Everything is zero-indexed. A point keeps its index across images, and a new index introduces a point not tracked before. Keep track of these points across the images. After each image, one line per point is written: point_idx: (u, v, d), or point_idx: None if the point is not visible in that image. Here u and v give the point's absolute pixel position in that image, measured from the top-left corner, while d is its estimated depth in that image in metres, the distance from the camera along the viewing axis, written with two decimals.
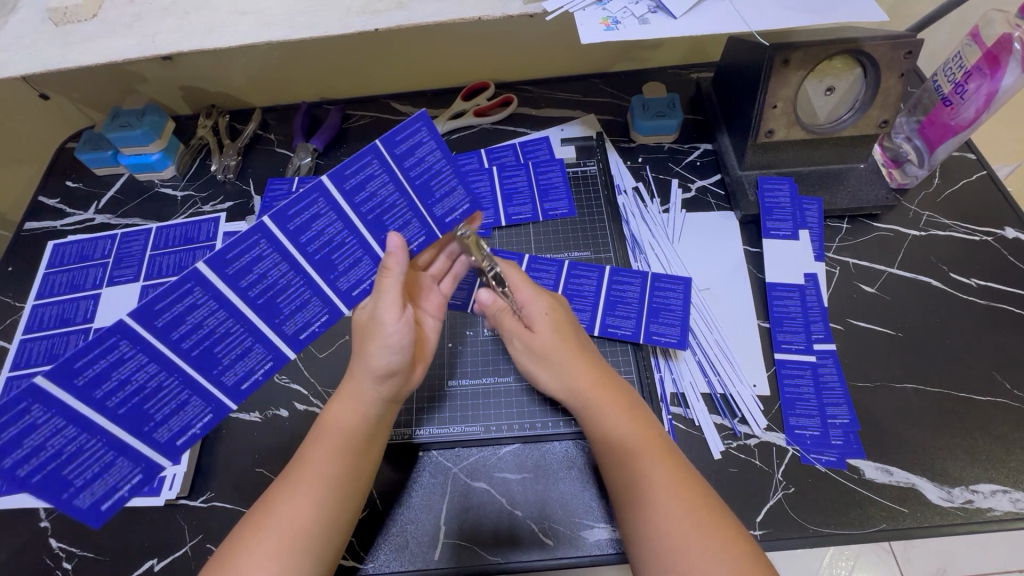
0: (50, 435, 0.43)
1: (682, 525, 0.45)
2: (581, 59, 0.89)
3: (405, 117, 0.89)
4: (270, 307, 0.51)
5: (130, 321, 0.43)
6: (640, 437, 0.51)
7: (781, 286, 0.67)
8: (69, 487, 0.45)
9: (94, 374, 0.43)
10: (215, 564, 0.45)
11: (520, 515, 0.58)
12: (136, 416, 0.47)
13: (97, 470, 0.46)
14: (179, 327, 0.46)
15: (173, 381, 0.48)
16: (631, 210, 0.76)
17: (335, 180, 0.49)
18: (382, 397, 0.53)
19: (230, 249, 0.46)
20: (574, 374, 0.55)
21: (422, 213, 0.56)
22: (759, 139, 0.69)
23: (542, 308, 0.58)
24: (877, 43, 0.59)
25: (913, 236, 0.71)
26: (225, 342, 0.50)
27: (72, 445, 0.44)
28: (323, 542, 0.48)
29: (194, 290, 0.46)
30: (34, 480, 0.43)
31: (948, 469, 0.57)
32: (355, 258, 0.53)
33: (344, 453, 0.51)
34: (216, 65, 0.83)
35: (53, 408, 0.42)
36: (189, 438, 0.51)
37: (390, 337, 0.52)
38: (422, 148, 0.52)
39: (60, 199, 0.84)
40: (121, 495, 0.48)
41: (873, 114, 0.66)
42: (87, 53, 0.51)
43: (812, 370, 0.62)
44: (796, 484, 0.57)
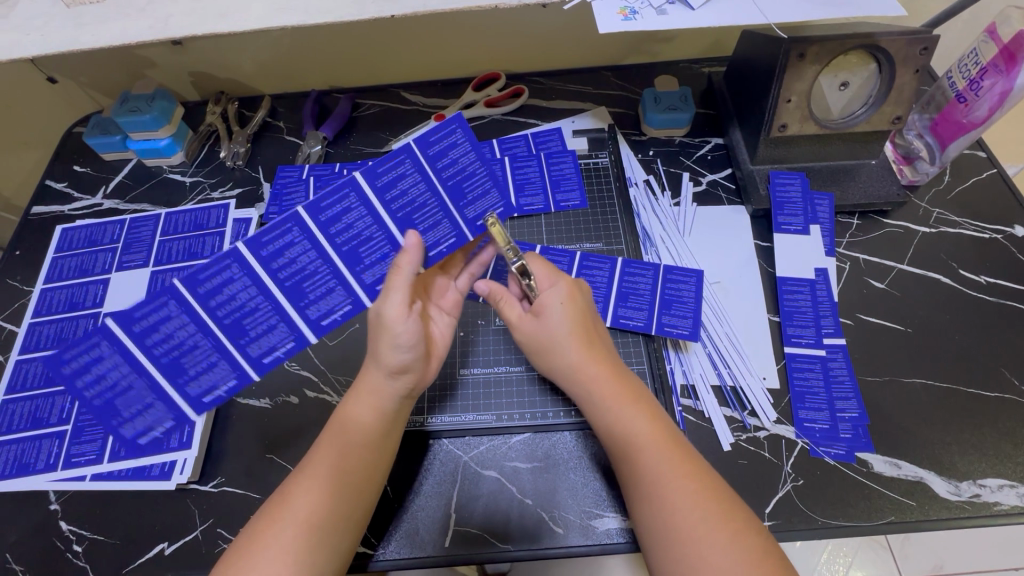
0: (111, 368, 0.53)
1: (687, 516, 0.45)
2: (594, 51, 0.88)
3: (415, 106, 0.89)
4: (297, 291, 0.52)
5: (179, 285, 0.50)
6: (647, 427, 0.51)
7: (792, 281, 0.67)
8: (118, 417, 0.55)
9: (146, 326, 0.51)
10: (232, 559, 0.46)
11: (530, 504, 0.58)
12: (173, 368, 0.53)
13: (138, 408, 0.55)
14: (215, 297, 0.51)
15: (205, 344, 0.53)
16: (642, 203, 0.76)
17: (367, 177, 0.50)
18: (399, 392, 0.53)
19: (265, 233, 0.49)
20: (579, 364, 0.54)
21: (454, 214, 0.55)
22: (772, 134, 0.69)
23: (559, 296, 0.56)
24: (893, 38, 0.60)
25: (923, 233, 0.72)
26: (254, 317, 0.52)
27: (123, 381, 0.53)
28: (336, 537, 0.48)
29: (232, 266, 0.50)
30: (95, 403, 0.54)
31: (956, 464, 0.57)
32: (381, 253, 0.53)
33: (359, 448, 0.51)
34: (226, 50, 0.83)
35: (114, 347, 0.52)
36: (213, 398, 0.55)
37: (400, 335, 0.50)
38: (457, 150, 0.52)
39: (67, 183, 0.83)
40: (154, 432, 0.57)
41: (886, 110, 0.66)
42: (100, 36, 0.50)
43: (822, 363, 0.62)
44: (804, 476, 0.57)
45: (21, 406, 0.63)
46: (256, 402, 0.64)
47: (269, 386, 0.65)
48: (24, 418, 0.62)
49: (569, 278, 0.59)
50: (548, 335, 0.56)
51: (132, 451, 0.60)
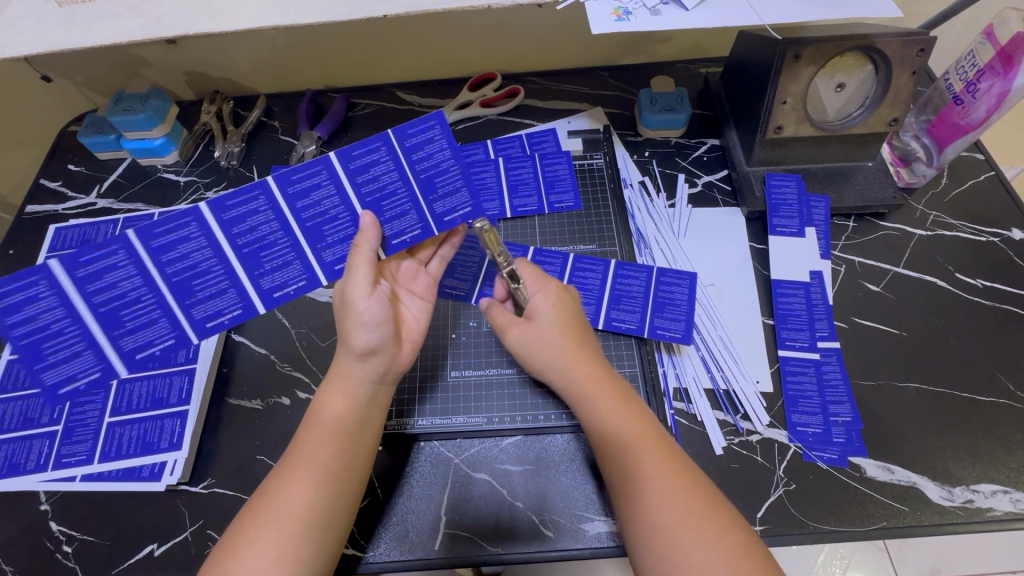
0: (43, 311, 0.47)
1: (675, 518, 0.45)
2: (590, 50, 0.88)
3: (410, 106, 0.88)
4: (254, 259, 0.51)
5: (131, 233, 0.46)
6: (636, 425, 0.51)
7: (786, 283, 0.67)
8: (42, 361, 0.49)
9: (90, 272, 0.47)
10: (219, 556, 0.46)
11: (521, 506, 0.58)
12: (111, 319, 0.49)
13: (66, 355, 0.49)
14: (167, 253, 0.48)
15: (150, 299, 0.49)
16: (637, 204, 0.76)
17: (341, 158, 0.51)
18: (369, 377, 0.53)
19: (230, 197, 0.49)
20: (569, 365, 0.54)
21: (422, 207, 0.55)
22: (768, 135, 0.69)
23: (550, 300, 0.57)
24: (890, 39, 0.59)
25: (920, 235, 0.71)
26: (205, 279, 0.50)
27: (55, 325, 0.48)
28: (322, 532, 0.48)
29: (190, 225, 0.48)
30: (20, 344, 0.47)
31: (949, 469, 0.57)
32: (345, 234, 0.53)
33: (336, 439, 0.51)
34: (220, 50, 0.82)
35: (53, 290, 0.46)
36: (148, 355, 0.51)
37: (364, 314, 0.51)
38: (433, 146, 0.53)
39: (62, 182, 0.83)
40: (76, 385, 0.50)
41: (883, 112, 0.66)
42: (91, 36, 0.50)
43: (816, 367, 0.62)
44: (797, 481, 0.57)
45: (10, 406, 0.63)
46: (248, 402, 0.64)
47: (260, 387, 0.65)
48: (15, 418, 0.62)
49: (559, 283, 0.60)
50: (539, 338, 0.56)
51: (122, 452, 0.60)
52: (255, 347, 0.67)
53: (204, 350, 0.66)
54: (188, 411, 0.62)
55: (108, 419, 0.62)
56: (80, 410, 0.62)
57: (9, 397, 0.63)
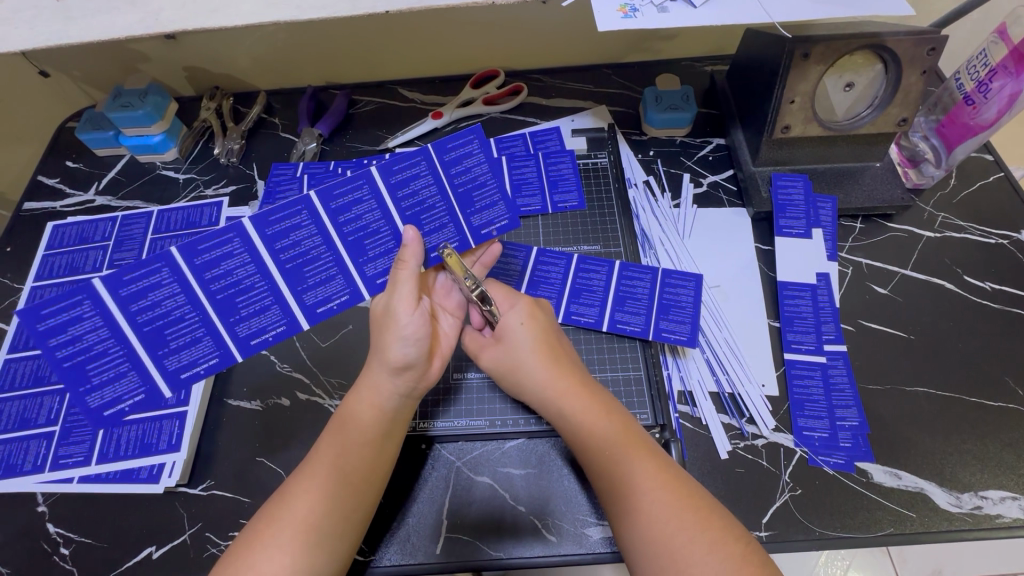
0: (87, 331, 0.47)
1: (664, 528, 0.44)
2: (595, 47, 0.87)
3: (412, 103, 0.87)
4: (297, 274, 0.51)
5: (175, 251, 0.47)
6: (618, 436, 0.50)
7: (792, 285, 0.66)
8: (86, 384, 0.49)
9: (135, 290, 0.47)
10: (232, 555, 0.45)
11: (523, 511, 0.57)
12: (155, 338, 0.49)
13: (110, 376, 0.49)
14: (211, 270, 0.49)
15: (193, 318, 0.50)
16: (641, 204, 0.75)
17: (383, 172, 0.51)
18: (400, 390, 0.52)
19: (274, 211, 0.48)
20: (544, 382, 0.53)
21: (461, 220, 0.56)
22: (775, 135, 0.68)
23: (520, 316, 0.56)
24: (900, 38, 0.58)
25: (928, 238, 0.70)
26: (248, 297, 0.50)
27: (99, 346, 0.48)
28: (337, 538, 0.47)
29: (233, 240, 0.48)
30: (64, 365, 0.47)
31: (957, 475, 0.56)
32: (386, 247, 0.53)
33: (359, 446, 0.50)
34: (220, 45, 0.81)
35: (98, 308, 0.46)
36: (193, 375, 0.52)
37: (405, 329, 0.50)
38: (471, 161, 0.54)
39: (60, 179, 0.82)
40: (121, 408, 0.51)
41: (892, 112, 0.65)
42: (89, 30, 0.49)
43: (822, 370, 0.61)
44: (803, 486, 0.56)
45: (8, 406, 0.62)
46: (248, 403, 0.63)
47: (259, 388, 0.64)
48: (13, 418, 0.61)
49: (529, 298, 0.59)
50: (513, 355, 0.55)
51: (120, 454, 0.59)
52: None
53: None
54: (187, 412, 0.61)
55: None
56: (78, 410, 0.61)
57: (6, 396, 0.62)
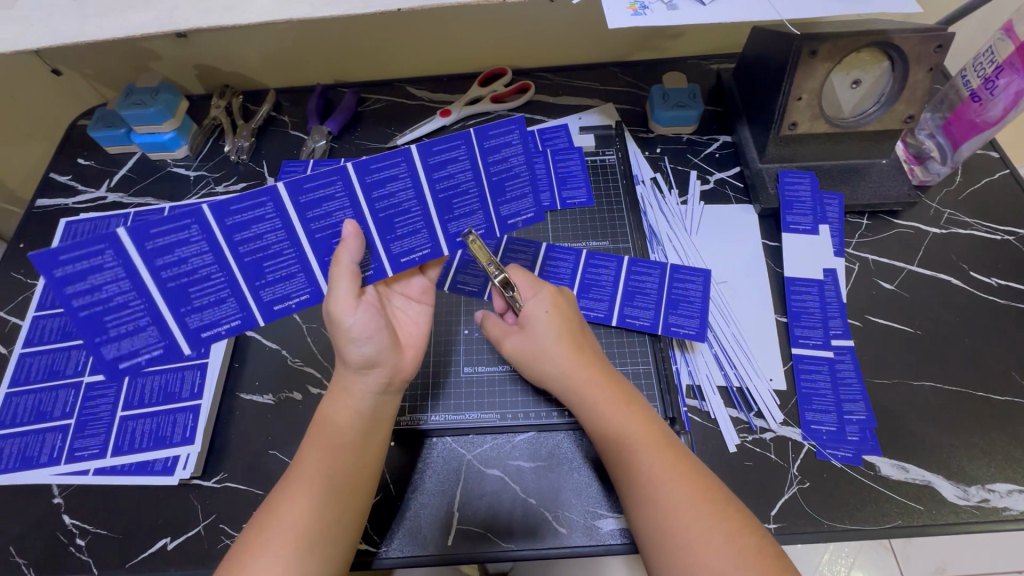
0: (108, 282, 0.46)
1: (679, 516, 0.45)
2: (602, 46, 0.87)
3: (420, 101, 0.88)
4: (324, 245, 0.52)
5: (205, 210, 0.45)
6: (640, 428, 0.50)
7: (800, 281, 0.67)
8: (103, 334, 0.49)
9: (161, 245, 0.46)
10: (225, 568, 0.46)
11: (534, 503, 0.58)
12: (179, 295, 0.49)
13: (128, 329, 0.49)
14: (240, 233, 0.48)
15: (218, 277, 0.50)
16: (649, 201, 0.75)
17: (421, 152, 0.49)
18: (373, 388, 0.53)
19: (310, 180, 0.48)
20: (568, 371, 0.54)
21: (490, 209, 0.55)
22: (782, 132, 0.69)
23: (544, 305, 0.57)
24: (907, 35, 0.59)
25: (934, 234, 0.71)
26: (275, 262, 0.51)
27: (120, 298, 0.47)
28: (330, 542, 0.48)
29: (266, 205, 0.47)
30: (81, 314, 0.46)
31: (964, 468, 0.56)
32: (414, 227, 0.54)
33: (342, 449, 0.51)
34: (231, 43, 0.82)
35: (120, 260, 0.45)
36: (213, 334, 0.53)
37: (353, 329, 0.51)
38: (509, 150, 0.52)
39: (72, 176, 0.83)
40: (138, 361, 0.51)
41: (898, 109, 0.66)
42: (106, 28, 0.50)
43: (830, 365, 0.62)
44: (811, 479, 0.56)
45: (23, 400, 0.63)
46: (260, 397, 0.64)
47: (271, 383, 0.65)
48: (29, 411, 0.62)
49: (553, 286, 0.59)
50: (535, 344, 0.56)
51: (134, 446, 0.60)
52: (266, 342, 0.67)
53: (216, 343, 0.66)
54: (199, 405, 0.62)
55: (121, 412, 0.62)
56: (93, 403, 0.62)
57: (22, 390, 0.63)
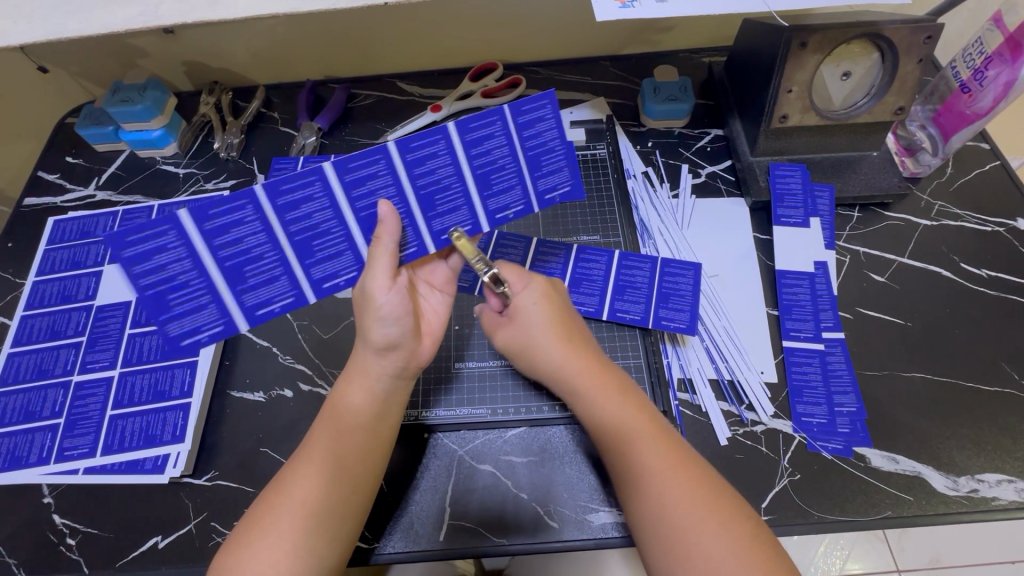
0: (172, 261, 0.47)
1: (673, 503, 0.45)
2: (592, 40, 0.87)
3: (410, 97, 0.88)
4: (371, 223, 0.52)
5: (257, 188, 0.46)
6: (633, 418, 0.51)
7: (791, 274, 0.67)
8: (166, 312, 0.50)
9: (218, 226, 0.47)
10: (234, 543, 0.47)
11: (525, 498, 0.58)
12: (235, 274, 0.50)
13: (190, 307, 0.50)
14: (291, 213, 0.48)
15: (272, 256, 0.50)
16: (640, 194, 0.75)
17: (400, 147, 0.49)
18: (388, 371, 0.53)
19: (353, 158, 0.48)
20: (560, 361, 0.54)
21: (476, 203, 0.55)
22: (772, 125, 0.69)
23: (534, 295, 0.56)
24: (897, 26, 0.58)
25: (924, 226, 0.71)
26: (258, 266, 0.50)
27: (181, 277, 0.48)
28: (337, 523, 0.49)
29: (314, 184, 0.48)
30: (147, 292, 0.48)
31: (954, 458, 0.57)
32: (455, 204, 0.54)
33: (352, 430, 0.52)
34: (219, 39, 0.81)
35: (182, 240, 0.46)
36: (267, 311, 0.53)
37: (383, 308, 0.51)
38: (542, 124, 0.52)
39: (60, 174, 0.83)
40: (199, 338, 0.52)
41: (889, 101, 0.65)
42: (88, 24, 0.49)
43: (821, 358, 0.62)
44: (802, 471, 0.57)
45: (12, 400, 0.62)
46: (251, 395, 0.64)
47: (262, 380, 0.64)
48: (17, 411, 0.61)
49: (544, 276, 0.59)
50: (526, 335, 0.55)
51: (124, 445, 0.60)
52: (256, 339, 0.67)
53: None
54: (190, 403, 0.62)
55: (110, 411, 0.61)
56: (83, 402, 0.62)
57: (11, 389, 0.63)
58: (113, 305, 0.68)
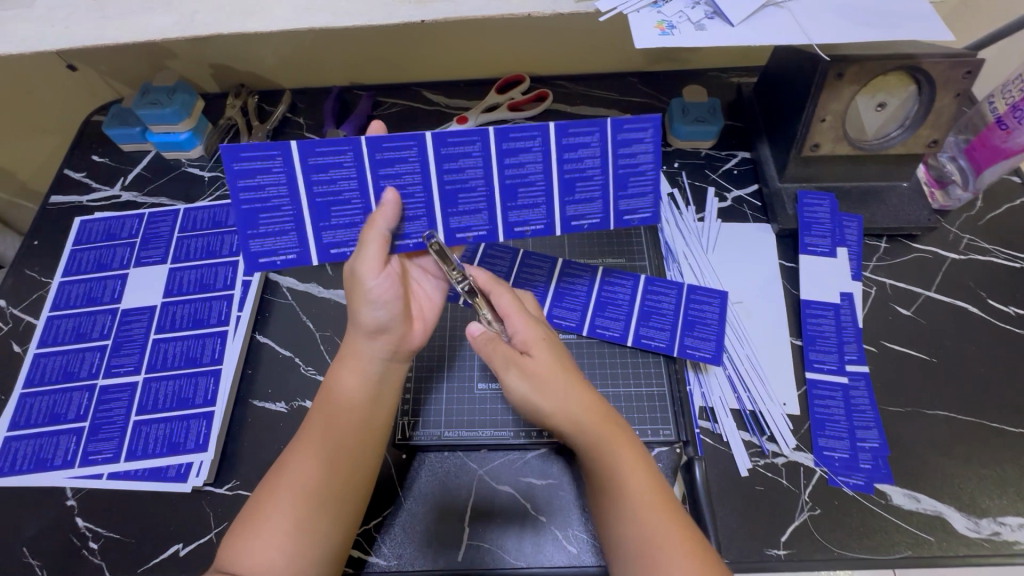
0: (271, 183, 0.50)
1: (646, 519, 0.47)
2: (620, 57, 0.87)
3: (436, 107, 0.87)
4: (451, 198, 0.53)
5: (294, 144, 0.49)
6: (639, 478, 0.49)
7: (816, 304, 0.66)
8: (254, 228, 0.52)
9: (321, 163, 0.50)
10: (239, 528, 0.48)
11: (544, 521, 0.58)
12: (321, 211, 0.52)
13: (275, 229, 0.52)
14: (386, 169, 0.51)
15: (358, 205, 0.52)
16: (666, 216, 0.75)
17: (497, 136, 0.51)
18: (381, 355, 0.54)
19: (389, 139, 0.50)
20: (572, 406, 0.51)
21: (554, 205, 0.55)
22: (803, 152, 0.68)
23: (538, 330, 0.55)
24: (936, 61, 0.58)
25: (952, 259, 0.70)
26: (343, 208, 0.52)
27: (275, 201, 0.51)
28: (339, 505, 0.49)
29: (412, 148, 0.50)
30: (243, 207, 0.50)
31: (977, 500, 0.56)
32: (535, 200, 0.54)
33: (349, 415, 0.52)
34: (248, 43, 0.82)
35: (286, 166, 0.49)
36: (340, 253, 0.54)
37: (372, 291, 0.51)
38: (638, 146, 0.53)
39: (86, 173, 0.83)
40: (274, 261, 0.53)
41: (923, 133, 0.65)
42: (127, 31, 0.49)
43: (843, 391, 0.62)
44: (822, 506, 0.56)
45: (38, 401, 0.63)
46: (273, 405, 0.64)
47: (284, 390, 0.65)
48: (43, 413, 0.62)
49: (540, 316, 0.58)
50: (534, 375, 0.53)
51: (148, 451, 0.60)
52: (278, 348, 0.67)
53: (231, 349, 0.66)
54: (214, 412, 0.62)
55: (134, 417, 0.62)
56: (107, 406, 0.62)
57: (37, 390, 0.64)
58: (139, 308, 0.68)
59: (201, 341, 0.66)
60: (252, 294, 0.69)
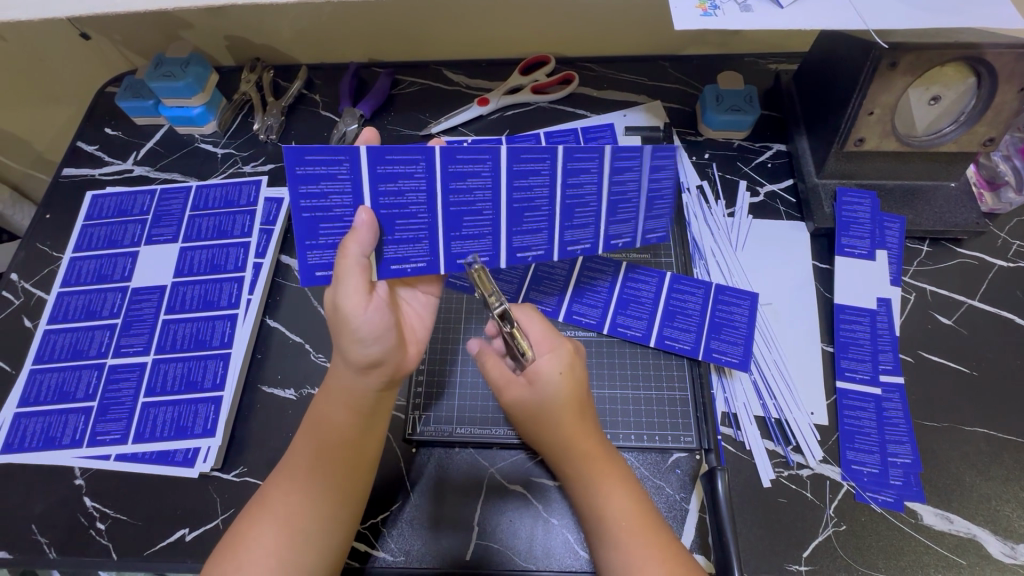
0: (335, 192, 0.46)
1: (624, 549, 0.46)
2: (653, 39, 0.82)
3: (456, 87, 0.84)
4: (515, 215, 0.51)
5: (364, 149, 0.45)
6: (629, 513, 0.48)
7: (850, 309, 0.63)
8: (313, 239, 0.48)
9: (389, 171, 0.46)
10: (219, 558, 0.46)
11: (557, 522, 0.56)
12: (385, 224, 0.49)
13: (337, 241, 0.48)
14: (457, 182, 0.48)
15: (424, 219, 0.49)
16: (693, 210, 0.71)
17: (565, 154, 0.48)
18: (373, 388, 0.51)
19: (462, 151, 0.47)
20: (568, 437, 0.51)
21: (601, 225, 0.54)
22: (846, 147, 0.64)
23: (559, 364, 0.52)
24: (1001, 51, 0.53)
25: (999, 267, 0.66)
26: (408, 222, 0.49)
27: (339, 211, 0.47)
28: (325, 539, 0.48)
29: (484, 163, 0.47)
30: (303, 215, 0.47)
31: (1014, 524, 0.53)
32: (588, 221, 0.53)
33: (336, 447, 0.50)
34: (264, 14, 0.78)
35: (352, 173, 0.45)
36: (400, 270, 0.51)
37: (361, 328, 0.47)
38: (665, 173, 0.52)
39: (99, 146, 0.81)
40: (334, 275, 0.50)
41: (979, 130, 0.61)
42: None
43: (876, 403, 0.58)
44: (848, 522, 0.54)
45: (48, 377, 0.63)
46: (282, 392, 0.63)
47: (294, 377, 0.63)
48: (52, 390, 0.62)
49: (569, 343, 0.54)
50: (538, 404, 0.52)
51: (156, 435, 0.59)
52: (289, 334, 0.66)
53: (241, 333, 0.64)
54: (222, 397, 0.61)
55: (142, 399, 0.61)
56: (116, 386, 0.62)
57: (47, 367, 0.63)
58: (149, 288, 0.67)
59: (211, 324, 0.65)
60: (263, 277, 0.68)
